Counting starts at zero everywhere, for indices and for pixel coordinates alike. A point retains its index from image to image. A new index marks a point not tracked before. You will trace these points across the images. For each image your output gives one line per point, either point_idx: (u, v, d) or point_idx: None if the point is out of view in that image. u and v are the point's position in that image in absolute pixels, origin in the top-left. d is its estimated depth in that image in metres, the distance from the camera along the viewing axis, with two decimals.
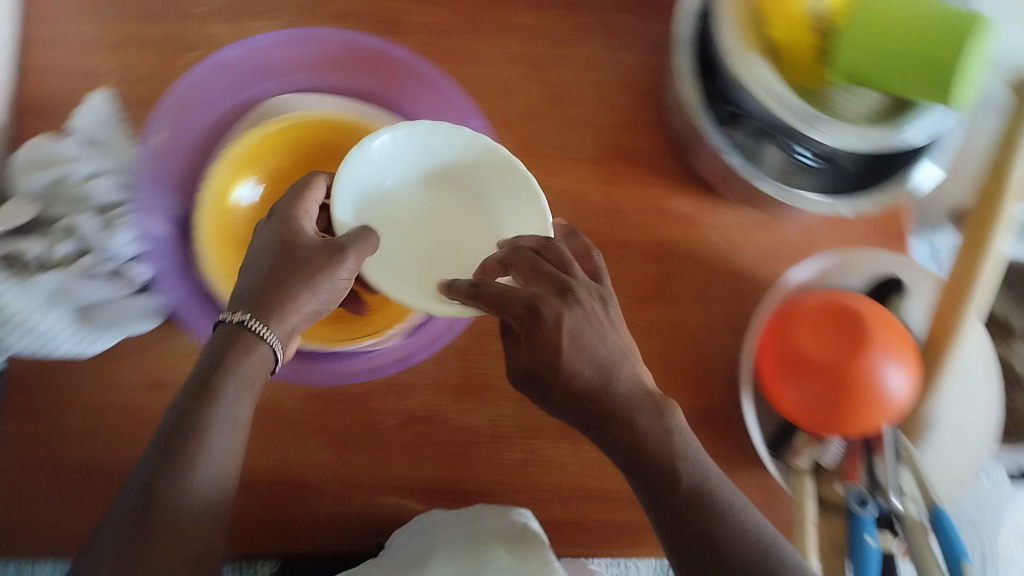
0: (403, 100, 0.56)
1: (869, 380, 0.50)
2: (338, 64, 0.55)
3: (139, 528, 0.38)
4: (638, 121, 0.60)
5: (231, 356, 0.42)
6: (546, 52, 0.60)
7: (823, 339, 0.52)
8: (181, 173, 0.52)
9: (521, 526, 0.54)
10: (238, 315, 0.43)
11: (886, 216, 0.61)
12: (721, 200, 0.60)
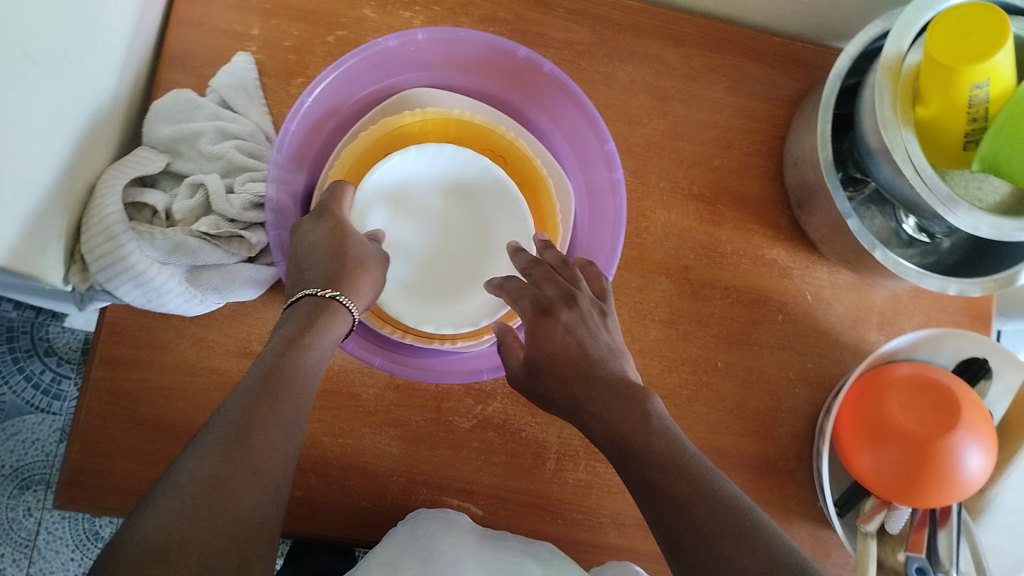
0: (535, 114, 0.58)
1: (949, 456, 0.50)
2: (484, 69, 0.56)
3: (235, 443, 0.33)
4: (749, 167, 0.61)
5: (325, 317, 0.41)
6: (673, 86, 0.61)
7: (909, 411, 0.52)
8: (310, 149, 0.53)
9: (543, 551, 0.53)
10: (317, 288, 0.42)
11: (975, 299, 0.62)
12: (819, 257, 0.61)
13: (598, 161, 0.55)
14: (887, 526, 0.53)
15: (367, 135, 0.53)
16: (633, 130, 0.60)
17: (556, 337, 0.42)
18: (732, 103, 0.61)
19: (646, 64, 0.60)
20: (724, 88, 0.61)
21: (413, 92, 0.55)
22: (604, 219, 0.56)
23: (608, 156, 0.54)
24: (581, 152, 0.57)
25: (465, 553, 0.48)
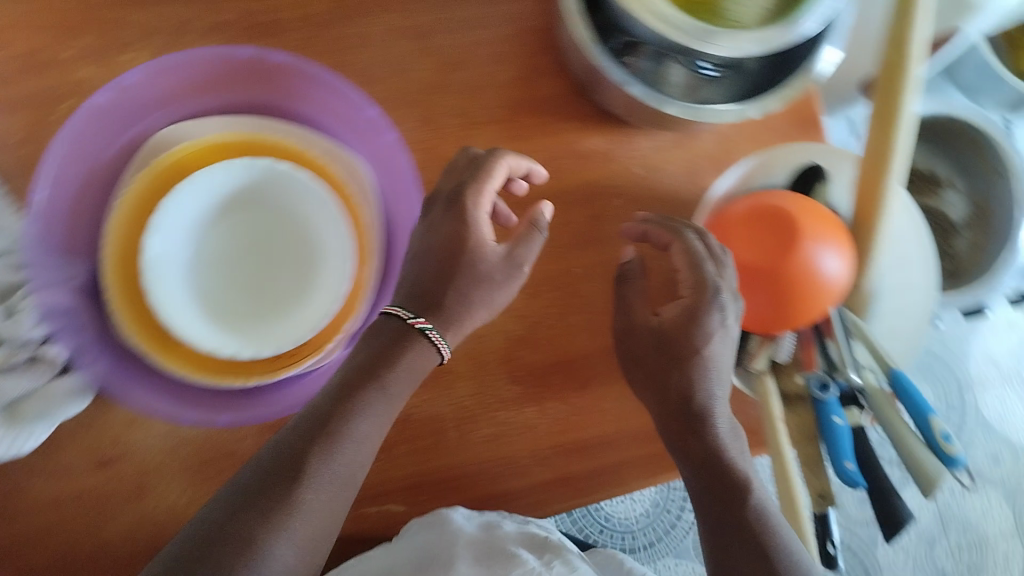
0: (292, 105, 0.53)
1: (805, 273, 0.50)
2: (219, 82, 0.52)
3: (247, 492, 0.42)
4: (537, 66, 0.58)
5: (398, 356, 0.47)
6: (430, 18, 0.57)
7: (754, 248, 0.52)
8: (72, 235, 0.49)
9: (547, 541, 0.60)
10: (409, 312, 0.48)
11: (796, 107, 0.60)
12: (633, 128, 0.59)
13: (370, 129, 0.52)
14: (777, 358, 0.53)
15: (126, 199, 0.48)
16: (405, 80, 0.56)
17: (695, 335, 0.50)
18: (495, 12, 0.58)
19: (392, 8, 0.56)
20: (480, 1, 0.57)
21: (158, 135, 0.51)
22: (400, 183, 0.53)
23: (374, 120, 0.52)
24: (356, 125, 0.53)
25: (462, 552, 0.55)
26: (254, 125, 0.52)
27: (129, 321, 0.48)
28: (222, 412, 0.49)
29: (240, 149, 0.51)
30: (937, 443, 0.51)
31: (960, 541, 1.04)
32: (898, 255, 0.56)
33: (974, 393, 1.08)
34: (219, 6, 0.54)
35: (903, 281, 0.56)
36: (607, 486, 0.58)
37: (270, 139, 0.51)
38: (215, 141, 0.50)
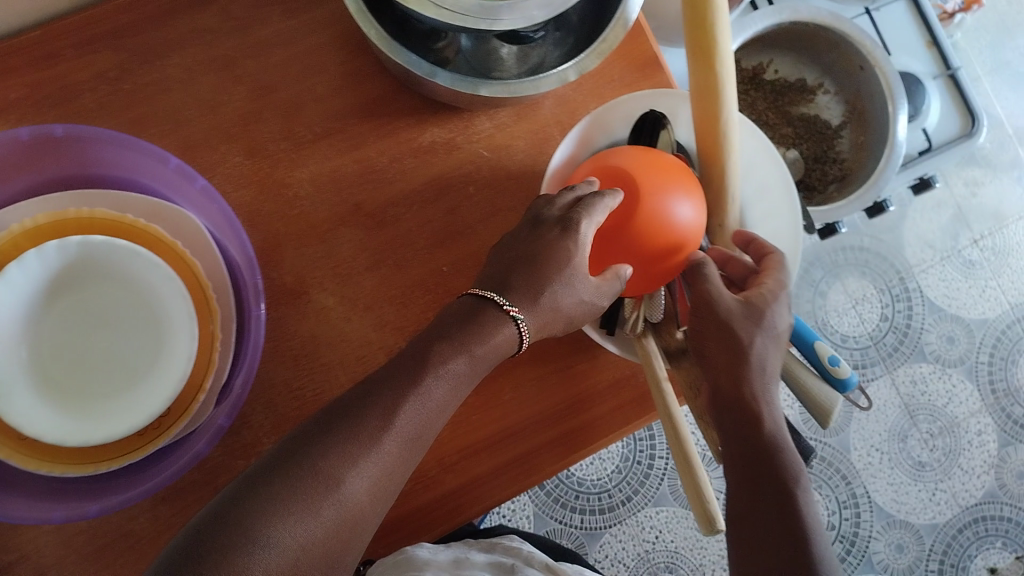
0: (98, 169, 0.52)
1: (660, 228, 0.48)
2: (17, 168, 0.51)
3: (266, 481, 0.39)
4: (354, 72, 0.56)
5: (493, 319, 0.46)
6: (233, 48, 0.56)
7: (611, 223, 0.49)
8: None
9: (509, 546, 0.64)
10: (504, 300, 0.47)
11: (632, 51, 0.58)
12: (469, 111, 0.57)
13: (181, 180, 0.52)
14: (652, 319, 0.52)
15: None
16: (218, 115, 0.55)
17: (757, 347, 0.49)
18: (296, 24, 0.56)
19: (187, 48, 0.55)
20: (277, 17, 0.56)
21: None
22: (223, 228, 0.52)
23: (182, 170, 0.51)
24: (174, 175, 0.52)
25: None
26: (61, 200, 0.50)
27: None
28: (89, 503, 0.48)
29: (52, 231, 0.49)
30: (827, 371, 0.50)
31: (932, 429, 1.06)
32: (752, 186, 0.56)
33: (914, 278, 1.09)
34: (9, 85, 0.53)
35: (766, 211, 0.56)
36: (525, 476, 0.56)
37: (82, 214, 0.49)
38: (26, 228, 0.48)
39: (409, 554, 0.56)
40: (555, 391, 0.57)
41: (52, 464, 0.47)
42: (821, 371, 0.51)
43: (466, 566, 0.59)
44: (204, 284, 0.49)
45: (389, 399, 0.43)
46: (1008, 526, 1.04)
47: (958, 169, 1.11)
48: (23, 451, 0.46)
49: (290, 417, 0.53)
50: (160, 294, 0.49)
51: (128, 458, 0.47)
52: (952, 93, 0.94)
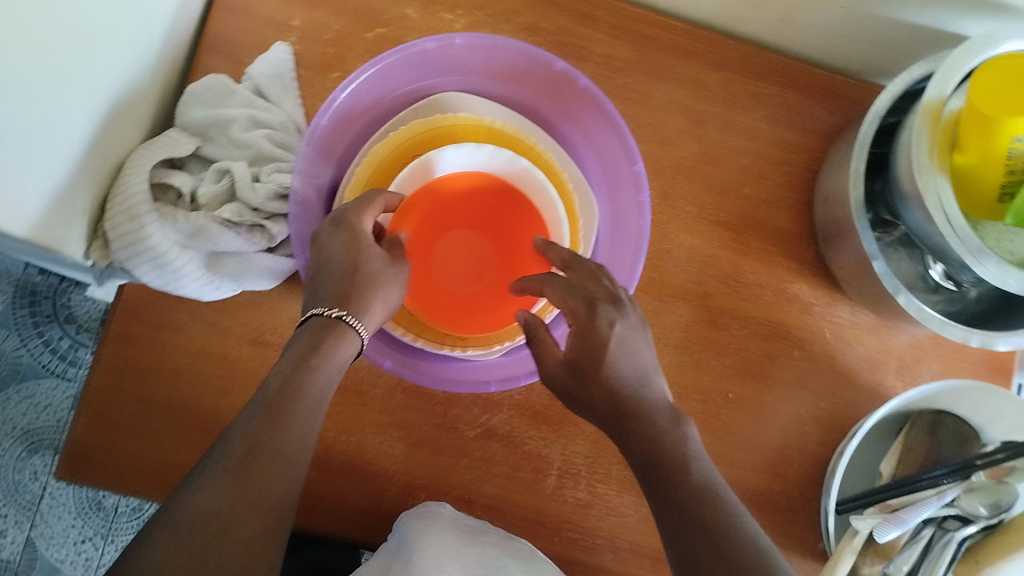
0: (566, 127, 0.58)
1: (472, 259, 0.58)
2: (519, 77, 0.56)
3: (241, 465, 0.35)
4: (784, 200, 0.60)
5: (330, 338, 0.41)
6: (712, 110, 0.59)
7: (470, 244, 0.58)
8: (340, 147, 0.54)
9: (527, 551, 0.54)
10: (326, 306, 0.43)
11: (1001, 354, 0.61)
12: (842, 294, 0.60)
13: (627, 182, 0.55)
14: (875, 535, 0.52)
15: (396, 136, 0.53)
16: (664, 151, 0.59)
17: (609, 348, 0.42)
18: (771, 133, 0.60)
19: (685, 87, 0.59)
20: (765, 116, 0.60)
21: (444, 95, 0.54)
22: (625, 237, 0.55)
23: (636, 177, 0.54)
24: (610, 172, 0.56)
25: (449, 554, 0.49)
26: (529, 128, 0.55)
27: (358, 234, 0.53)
28: (385, 357, 0.51)
29: (505, 142, 0.55)
30: None
31: None
32: None
33: None
34: (544, 12, 0.58)
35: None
36: None
37: (534, 148, 0.55)
38: (492, 126, 0.54)
39: (434, 508, 0.53)
40: None
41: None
42: None
43: (480, 534, 0.53)
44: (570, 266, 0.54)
45: (354, 304, 0.44)
46: None
47: None
48: None
49: (536, 408, 0.57)
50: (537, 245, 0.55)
51: (426, 341, 0.53)
52: None
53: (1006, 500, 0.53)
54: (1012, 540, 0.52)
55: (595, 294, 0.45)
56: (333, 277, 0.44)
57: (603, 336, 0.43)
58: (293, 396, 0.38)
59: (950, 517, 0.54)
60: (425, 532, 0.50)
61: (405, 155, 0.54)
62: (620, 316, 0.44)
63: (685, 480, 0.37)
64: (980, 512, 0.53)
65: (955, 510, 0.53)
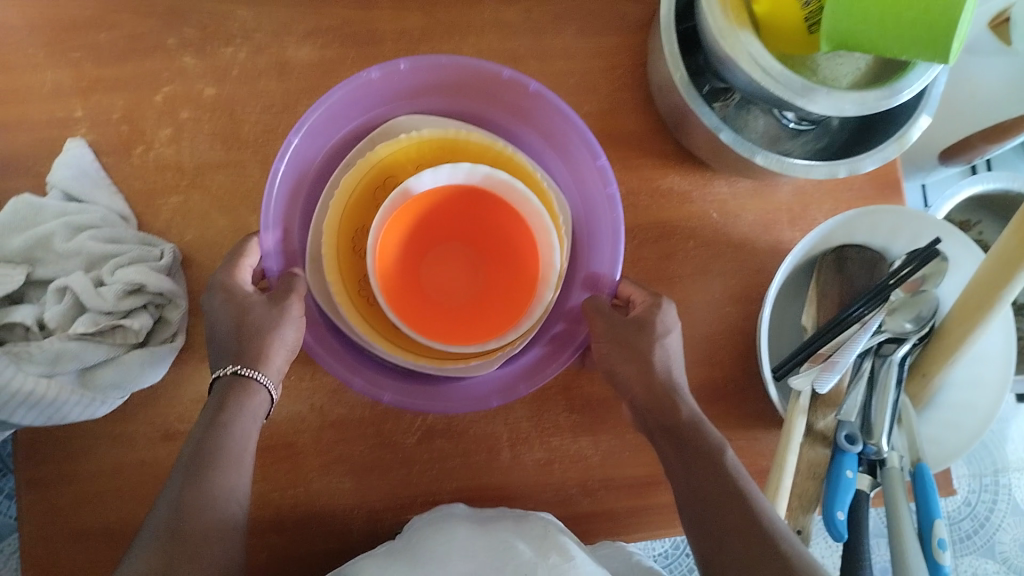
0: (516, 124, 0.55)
1: (461, 266, 0.56)
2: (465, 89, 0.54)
3: (172, 533, 0.38)
4: (624, 103, 0.60)
5: (233, 400, 0.44)
6: (522, 44, 0.59)
7: (452, 253, 0.56)
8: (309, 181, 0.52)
9: (543, 527, 0.50)
10: (226, 365, 0.45)
11: (882, 170, 0.61)
12: (713, 171, 0.60)
13: (595, 179, 0.52)
14: (815, 388, 0.52)
15: (364, 163, 0.52)
16: None
17: (654, 365, 0.49)
18: (585, 44, 0.60)
19: (486, 32, 0.59)
20: (572, 31, 0.60)
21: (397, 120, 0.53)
22: (603, 235, 0.52)
23: (602, 170, 0.51)
24: (562, 147, 0.54)
25: (455, 557, 0.46)
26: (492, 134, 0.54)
27: (333, 268, 0.51)
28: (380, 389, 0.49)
29: (473, 151, 0.53)
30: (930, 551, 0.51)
31: None
32: (968, 373, 0.54)
33: (1008, 474, 1.05)
34: (323, 11, 0.56)
35: (965, 399, 0.54)
36: (651, 523, 0.57)
37: (503, 152, 0.53)
38: (458, 137, 0.53)
39: (445, 511, 0.53)
40: None
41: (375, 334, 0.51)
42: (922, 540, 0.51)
43: (491, 525, 0.51)
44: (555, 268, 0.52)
45: (249, 348, 0.45)
46: None
47: None
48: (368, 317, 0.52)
49: None
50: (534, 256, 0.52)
51: (429, 361, 0.51)
52: None
53: (927, 309, 0.53)
54: (938, 347, 0.52)
55: (642, 314, 0.50)
56: (226, 338, 0.45)
57: (649, 347, 0.49)
58: (213, 454, 0.42)
59: (884, 343, 0.54)
60: (428, 544, 0.48)
61: (378, 180, 0.53)
62: (667, 328, 0.50)
63: (711, 474, 0.44)
64: (907, 328, 0.54)
65: (885, 335, 0.54)
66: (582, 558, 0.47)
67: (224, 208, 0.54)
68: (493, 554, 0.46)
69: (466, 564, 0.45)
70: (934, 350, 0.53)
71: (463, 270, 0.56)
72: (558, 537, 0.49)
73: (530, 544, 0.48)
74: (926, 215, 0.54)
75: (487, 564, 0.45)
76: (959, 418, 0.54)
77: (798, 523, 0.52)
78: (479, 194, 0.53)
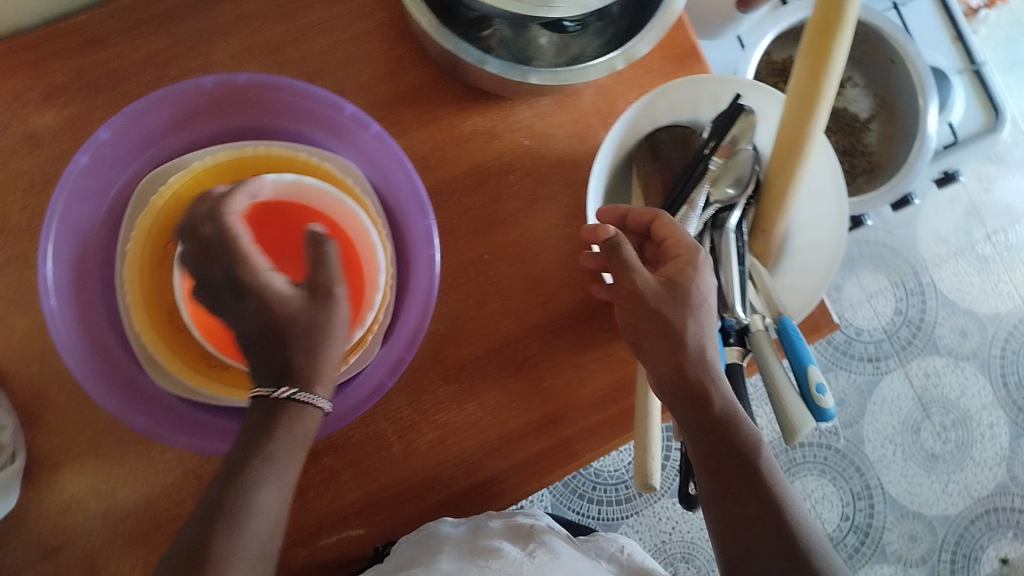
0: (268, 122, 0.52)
1: (288, 278, 0.52)
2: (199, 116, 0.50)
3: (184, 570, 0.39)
4: (400, 58, 0.56)
5: (280, 425, 0.43)
6: (275, 34, 0.55)
7: (276, 272, 0.52)
8: (95, 273, 0.49)
9: (528, 528, 0.59)
10: (274, 387, 0.43)
11: (674, 40, 0.59)
12: (510, 100, 0.58)
13: (356, 130, 0.50)
14: None
15: (138, 236, 0.49)
16: None
17: (687, 334, 0.46)
18: (340, 10, 0.56)
19: (231, 32, 0.54)
20: (321, 4, 0.55)
21: (143, 179, 0.50)
22: (404, 196, 0.51)
23: (355, 117, 0.49)
24: (326, 126, 0.52)
25: (452, 547, 0.55)
26: (239, 144, 0.50)
27: (171, 358, 0.48)
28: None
29: (227, 170, 0.50)
30: (810, 395, 0.51)
31: (944, 421, 1.06)
32: (807, 214, 0.55)
33: (928, 273, 1.08)
34: (52, 69, 0.52)
35: (811, 241, 0.55)
36: (562, 460, 0.57)
37: (259, 152, 0.50)
38: (208, 165, 0.50)
39: (432, 528, 0.56)
40: (591, 378, 0.57)
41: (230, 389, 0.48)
42: (802, 392, 0.51)
43: (482, 534, 0.56)
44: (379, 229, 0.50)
45: (292, 362, 0.44)
46: (1018, 518, 1.05)
47: (973, 165, 1.10)
48: (220, 379, 0.49)
49: None
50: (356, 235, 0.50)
51: None
52: (974, 88, 0.98)
53: (746, 170, 0.53)
54: (771, 199, 0.52)
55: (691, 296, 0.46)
56: (256, 351, 0.44)
57: (683, 324, 0.46)
58: (243, 498, 0.41)
59: (718, 214, 0.53)
60: (422, 539, 0.56)
61: (160, 252, 0.50)
62: (705, 307, 0.46)
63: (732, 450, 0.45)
64: (732, 194, 0.53)
65: (715, 207, 0.53)
66: (565, 556, 0.57)
67: (23, 308, 0.51)
68: (478, 550, 0.54)
69: (453, 565, 0.52)
70: (767, 204, 0.53)
71: (291, 282, 0.52)
72: (544, 542, 0.58)
73: (516, 543, 0.57)
74: (704, 76, 0.53)
75: (471, 558, 0.53)
76: (810, 261, 0.54)
77: None
78: (274, 204, 0.50)
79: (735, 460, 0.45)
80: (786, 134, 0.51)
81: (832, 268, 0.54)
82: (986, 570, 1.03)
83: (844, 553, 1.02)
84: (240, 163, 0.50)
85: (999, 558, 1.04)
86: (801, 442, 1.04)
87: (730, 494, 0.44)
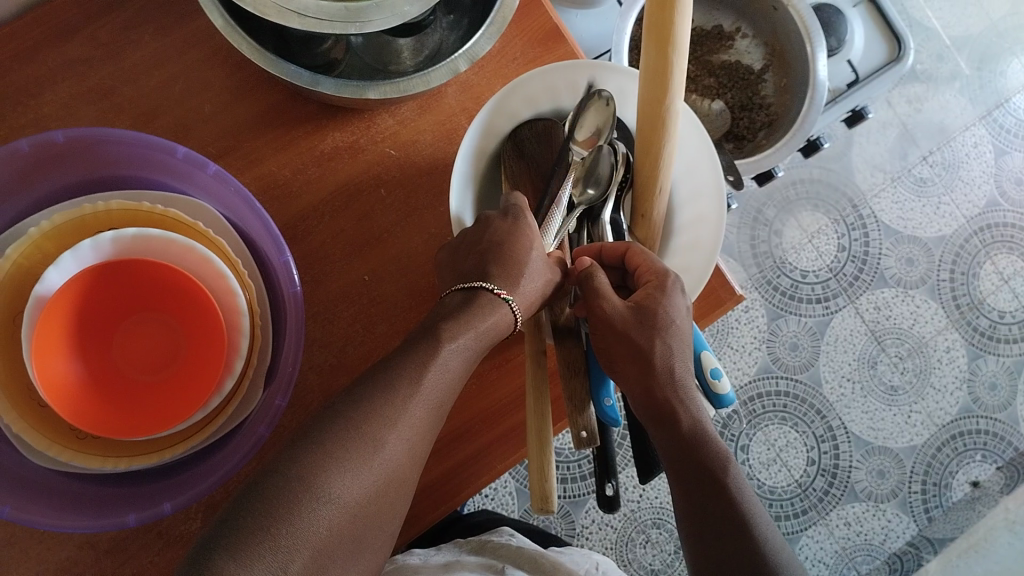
0: (108, 173, 0.50)
1: (154, 334, 0.50)
2: (33, 178, 0.48)
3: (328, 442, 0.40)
4: (245, 84, 0.54)
5: (482, 309, 0.45)
6: (108, 78, 0.53)
7: (141, 330, 0.50)
8: None
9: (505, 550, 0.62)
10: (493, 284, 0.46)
11: (532, 22, 0.56)
12: (369, 110, 0.55)
13: (195, 169, 0.49)
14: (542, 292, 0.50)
15: None
16: None
17: (653, 354, 0.46)
18: (172, 42, 0.53)
19: (58, 80, 0.52)
20: (149, 37, 0.53)
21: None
22: (258, 230, 0.49)
23: (189, 157, 0.48)
24: (167, 169, 0.50)
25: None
26: (77, 203, 0.48)
27: (38, 438, 0.45)
28: (127, 512, 0.47)
29: (68, 232, 0.47)
30: (707, 383, 0.50)
31: (900, 352, 1.05)
32: (686, 189, 0.52)
33: (867, 205, 1.06)
34: None
35: (695, 214, 0.52)
36: (474, 474, 0.55)
37: (98, 210, 0.47)
38: (45, 231, 0.46)
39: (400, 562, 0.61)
40: (494, 387, 0.55)
41: (103, 458, 0.46)
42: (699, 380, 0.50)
43: (455, 567, 0.59)
44: (237, 267, 0.48)
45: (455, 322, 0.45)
46: (985, 439, 1.04)
47: (897, 89, 1.07)
48: (88, 453, 0.46)
49: None
50: (211, 280, 0.47)
51: (189, 441, 0.46)
52: (873, 19, 0.89)
53: (605, 170, 0.52)
54: (641, 181, 0.50)
55: (655, 320, 0.46)
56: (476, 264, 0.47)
57: (649, 346, 0.46)
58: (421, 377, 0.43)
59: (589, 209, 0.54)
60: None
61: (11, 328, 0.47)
62: (671, 334, 0.46)
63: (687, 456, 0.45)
64: (593, 194, 0.53)
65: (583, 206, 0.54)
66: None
67: None
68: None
69: None
70: (641, 184, 0.50)
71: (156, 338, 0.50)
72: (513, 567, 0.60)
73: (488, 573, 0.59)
74: (554, 64, 0.50)
75: None
76: (695, 236, 0.51)
77: (580, 426, 0.49)
78: (118, 263, 0.46)
79: (700, 479, 0.45)
80: (641, 111, 0.48)
81: (718, 237, 0.50)
82: (959, 495, 1.02)
83: (814, 498, 1.01)
84: (81, 223, 0.47)
85: (971, 482, 1.02)
86: (757, 393, 1.02)
87: (702, 506, 0.45)
